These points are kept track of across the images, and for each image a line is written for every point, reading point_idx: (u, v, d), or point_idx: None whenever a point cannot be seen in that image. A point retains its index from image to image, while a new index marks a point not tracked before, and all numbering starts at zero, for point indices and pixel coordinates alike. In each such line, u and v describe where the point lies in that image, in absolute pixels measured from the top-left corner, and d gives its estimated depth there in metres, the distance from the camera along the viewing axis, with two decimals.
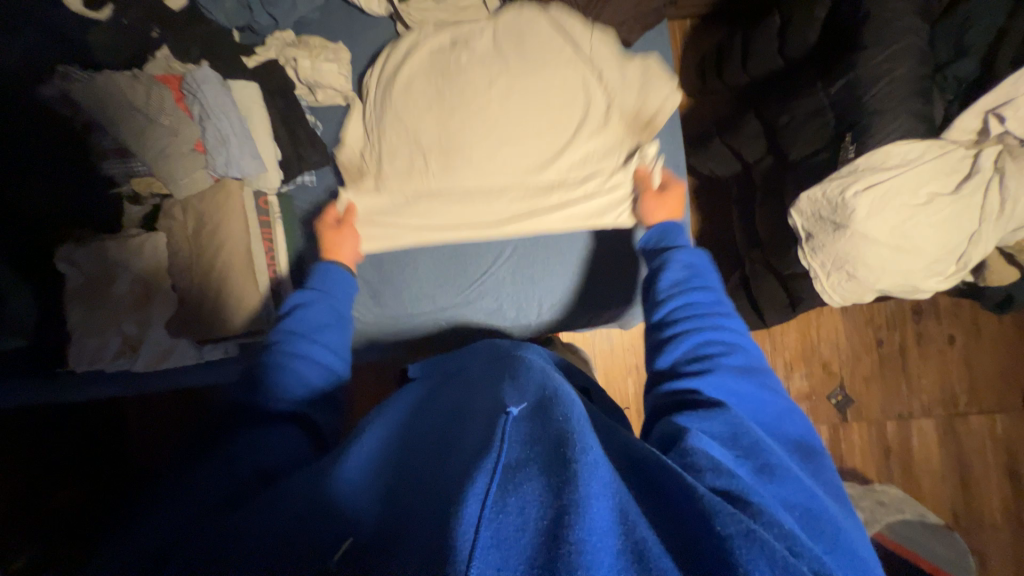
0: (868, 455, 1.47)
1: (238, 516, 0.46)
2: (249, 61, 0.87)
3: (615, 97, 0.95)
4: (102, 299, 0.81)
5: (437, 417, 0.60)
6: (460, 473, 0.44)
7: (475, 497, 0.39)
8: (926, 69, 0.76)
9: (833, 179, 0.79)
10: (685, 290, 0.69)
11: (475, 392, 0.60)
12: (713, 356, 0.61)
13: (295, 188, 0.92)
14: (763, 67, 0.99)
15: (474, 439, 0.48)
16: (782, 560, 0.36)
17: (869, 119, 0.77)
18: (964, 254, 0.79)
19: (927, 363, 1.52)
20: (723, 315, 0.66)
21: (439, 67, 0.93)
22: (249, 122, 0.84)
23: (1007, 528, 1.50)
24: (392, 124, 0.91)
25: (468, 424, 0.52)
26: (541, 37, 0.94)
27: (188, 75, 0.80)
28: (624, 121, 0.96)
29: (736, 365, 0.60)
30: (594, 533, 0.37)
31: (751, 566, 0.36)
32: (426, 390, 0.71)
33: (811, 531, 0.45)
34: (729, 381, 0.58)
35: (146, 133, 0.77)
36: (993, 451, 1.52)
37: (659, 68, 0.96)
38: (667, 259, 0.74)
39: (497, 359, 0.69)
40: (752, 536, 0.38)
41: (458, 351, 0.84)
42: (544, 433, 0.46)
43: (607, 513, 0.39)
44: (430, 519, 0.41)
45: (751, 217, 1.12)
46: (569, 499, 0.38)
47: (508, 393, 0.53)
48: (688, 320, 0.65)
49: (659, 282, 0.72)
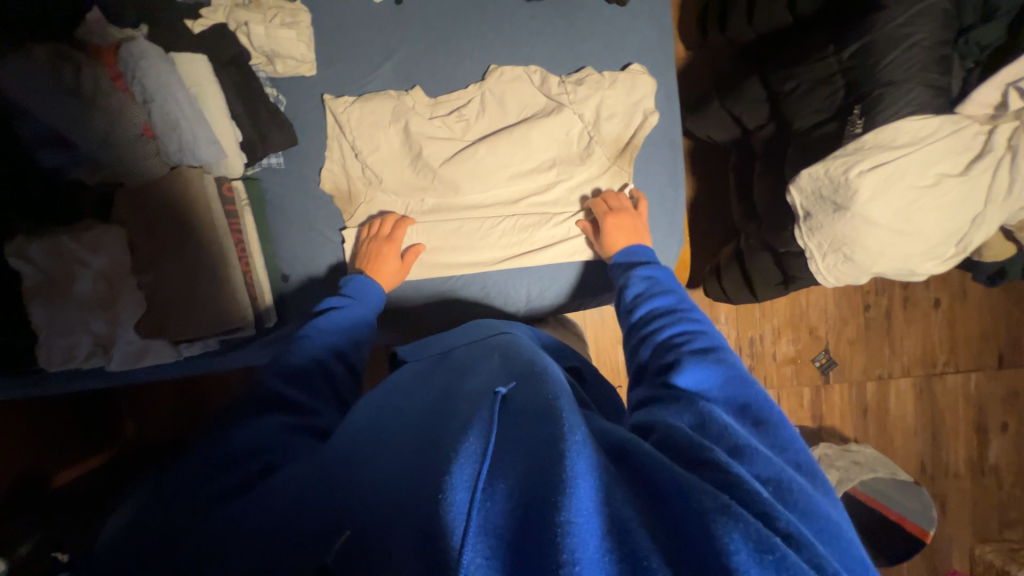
0: (846, 413, 1.53)
1: (225, 514, 0.43)
2: (195, 26, 0.77)
3: (598, 125, 0.91)
4: (64, 299, 0.75)
5: (419, 391, 0.58)
6: (439, 453, 0.42)
7: (463, 483, 0.38)
8: (947, 35, 0.71)
9: (837, 157, 0.75)
10: (647, 297, 0.69)
11: (462, 372, 0.58)
12: (676, 348, 0.58)
13: (262, 170, 0.86)
14: (769, 22, 0.89)
15: (463, 417, 0.46)
16: (759, 536, 0.34)
17: (881, 91, 0.72)
18: (965, 238, 0.78)
19: (911, 325, 1.54)
20: (688, 310, 0.64)
21: (413, 109, 0.88)
22: (201, 102, 0.76)
23: (969, 477, 1.58)
24: (375, 163, 0.88)
25: (454, 402, 0.50)
26: (521, 85, 0.90)
27: (125, 50, 0.70)
28: (605, 148, 0.92)
29: (703, 351, 0.56)
30: (580, 515, 0.35)
31: (728, 543, 0.34)
32: (414, 367, 0.68)
33: (799, 510, 0.39)
34: (693, 367, 0.53)
35: (83, 119, 0.69)
36: (965, 408, 1.57)
37: (644, 86, 0.90)
38: (629, 276, 0.75)
39: (481, 340, 0.68)
40: (729, 511, 0.35)
41: (446, 331, 0.81)
42: (536, 409, 0.44)
43: (590, 493, 0.36)
44: (412, 500, 0.39)
45: (747, 186, 1.07)
46: (559, 478, 0.37)
47: (499, 376, 0.52)
48: (651, 323, 0.64)
49: (630, 289, 0.73)
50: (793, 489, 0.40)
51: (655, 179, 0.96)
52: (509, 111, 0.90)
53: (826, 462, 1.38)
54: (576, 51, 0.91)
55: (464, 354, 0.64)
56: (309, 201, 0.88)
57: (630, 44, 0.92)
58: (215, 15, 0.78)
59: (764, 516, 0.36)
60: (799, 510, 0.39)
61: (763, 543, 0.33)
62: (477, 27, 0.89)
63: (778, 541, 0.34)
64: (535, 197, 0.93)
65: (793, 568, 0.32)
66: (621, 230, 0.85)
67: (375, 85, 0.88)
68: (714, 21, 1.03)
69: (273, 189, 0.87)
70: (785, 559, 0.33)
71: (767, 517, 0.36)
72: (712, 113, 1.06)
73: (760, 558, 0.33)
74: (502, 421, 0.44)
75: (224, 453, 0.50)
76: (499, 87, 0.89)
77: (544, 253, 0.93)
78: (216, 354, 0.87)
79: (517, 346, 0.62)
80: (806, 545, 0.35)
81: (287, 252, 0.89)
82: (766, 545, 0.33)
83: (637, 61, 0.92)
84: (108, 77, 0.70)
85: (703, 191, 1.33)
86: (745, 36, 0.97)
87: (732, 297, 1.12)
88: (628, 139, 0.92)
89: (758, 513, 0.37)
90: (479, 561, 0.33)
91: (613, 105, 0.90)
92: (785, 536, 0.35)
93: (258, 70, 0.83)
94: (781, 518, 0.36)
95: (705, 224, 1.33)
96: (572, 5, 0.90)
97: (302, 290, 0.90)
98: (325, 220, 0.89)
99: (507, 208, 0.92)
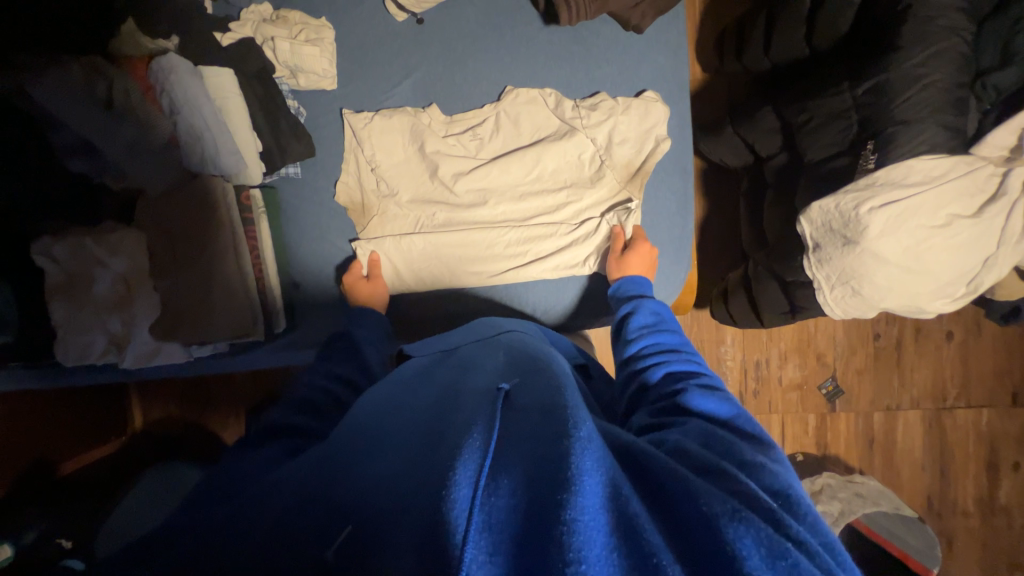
0: (851, 443, 1.50)
1: (223, 514, 0.44)
2: (224, 39, 0.81)
3: (608, 149, 0.92)
4: (84, 300, 0.79)
5: (424, 388, 0.59)
6: (445, 447, 0.43)
7: (467, 480, 0.39)
8: (963, 77, 0.71)
9: (848, 191, 0.75)
10: (653, 330, 0.70)
11: (467, 369, 0.59)
12: (681, 379, 0.59)
13: (280, 179, 0.90)
14: (787, 52, 0.89)
15: (466, 416, 0.47)
16: (770, 541, 0.34)
17: (895, 129, 0.72)
18: (976, 278, 0.78)
19: (922, 358, 1.51)
20: (692, 352, 0.66)
21: (429, 126, 0.90)
22: (227, 114, 0.78)
23: (977, 516, 1.54)
24: (390, 180, 0.90)
25: (458, 397, 0.52)
26: (535, 107, 0.91)
27: (155, 62, 0.73)
28: (615, 171, 0.92)
29: (710, 387, 0.57)
30: (587, 512, 0.35)
31: (741, 548, 0.33)
32: (419, 364, 0.68)
33: (806, 521, 0.39)
34: (702, 397, 0.54)
35: (111, 129, 0.71)
36: (975, 445, 1.54)
37: (658, 111, 0.91)
38: (637, 305, 0.76)
39: (484, 338, 0.70)
40: (738, 515, 0.36)
41: (459, 328, 0.82)
42: (544, 407, 0.46)
43: (597, 490, 0.37)
44: (423, 492, 0.40)
45: (757, 213, 1.07)
46: (562, 476, 0.38)
47: (502, 373, 0.55)
48: (655, 353, 0.66)
49: (629, 323, 0.74)
50: (802, 503, 0.41)
51: (664, 204, 0.96)
52: (523, 129, 0.92)
53: (828, 492, 1.35)
54: (590, 75, 0.93)
55: (470, 351, 0.65)
56: (324, 211, 0.91)
57: (645, 69, 0.93)
58: (242, 29, 0.81)
59: (776, 522, 0.36)
60: (808, 521, 0.39)
61: (774, 549, 0.34)
62: (495, 48, 0.91)
63: (788, 547, 0.34)
64: (542, 213, 0.93)
65: (805, 574, 0.32)
66: (643, 264, 0.87)
67: (394, 101, 0.90)
68: (732, 48, 1.03)
69: (289, 199, 0.90)
70: (796, 565, 0.33)
71: (779, 524, 0.36)
72: (726, 138, 1.06)
73: (772, 563, 0.33)
74: (509, 415, 0.46)
75: (247, 471, 0.52)
76: (515, 108, 0.91)
77: (547, 270, 0.92)
78: (227, 356, 0.89)
79: (524, 346, 0.63)
80: (815, 551, 0.35)
81: (299, 258, 0.91)
82: (777, 550, 0.33)
83: (652, 88, 0.94)
84: (139, 88, 0.74)
85: (714, 213, 1.33)
86: (762, 66, 0.98)
87: (738, 321, 1.12)
88: (639, 164, 0.92)
89: (769, 520, 0.37)
90: (482, 558, 0.33)
91: (624, 130, 0.91)
92: (796, 542, 0.35)
93: (281, 82, 0.86)
94: (792, 525, 0.36)
95: (714, 246, 1.33)
96: (589, 31, 0.92)
97: (311, 296, 0.92)
98: (337, 229, 0.91)
99: (516, 223, 0.92)
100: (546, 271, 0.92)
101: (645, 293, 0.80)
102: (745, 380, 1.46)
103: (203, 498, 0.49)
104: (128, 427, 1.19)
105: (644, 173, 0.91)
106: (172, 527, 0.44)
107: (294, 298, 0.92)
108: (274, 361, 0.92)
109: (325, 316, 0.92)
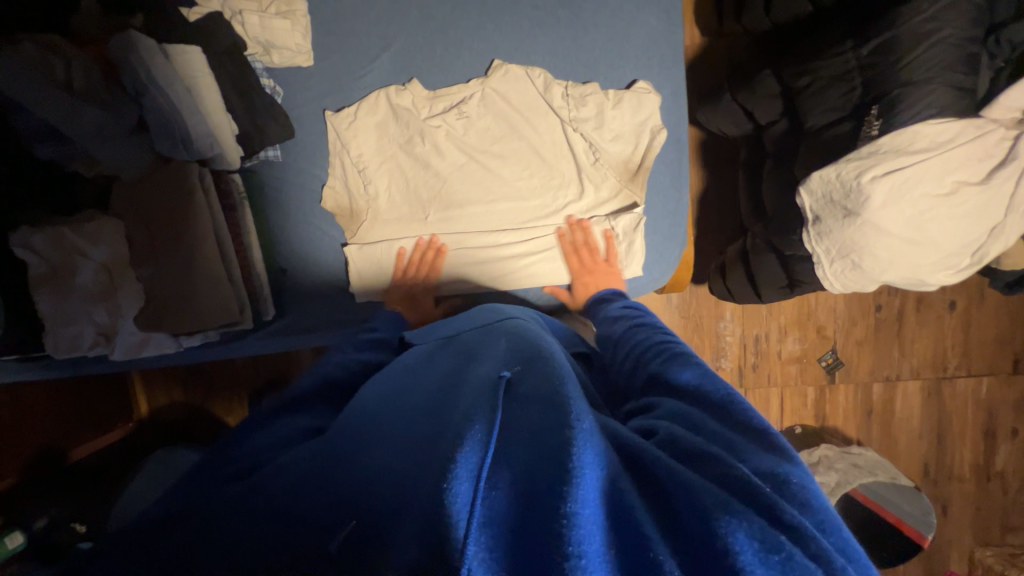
0: (850, 414, 1.51)
1: (221, 501, 0.43)
2: (190, 14, 0.77)
3: (601, 145, 0.89)
4: (67, 292, 0.78)
5: (423, 378, 0.58)
6: (446, 440, 0.42)
7: (467, 473, 0.37)
8: (975, 32, 0.67)
9: (850, 160, 0.72)
10: (627, 321, 0.73)
11: (469, 358, 0.58)
12: (656, 358, 0.59)
13: (261, 163, 0.87)
14: (789, 12, 0.84)
15: (467, 405, 0.45)
16: (764, 535, 0.33)
17: (901, 91, 0.69)
18: (981, 248, 0.75)
19: (924, 328, 1.49)
20: (665, 328, 0.67)
21: (413, 105, 0.86)
22: (199, 95, 0.75)
23: (973, 481, 1.55)
24: (377, 176, 0.88)
25: (457, 388, 0.50)
26: (524, 83, 0.88)
27: (114, 39, 0.70)
28: (614, 169, 0.91)
29: (681, 356, 0.57)
30: (587, 506, 0.34)
31: (733, 543, 0.32)
32: (420, 350, 0.68)
33: (798, 504, 0.37)
34: (676, 369, 0.55)
35: (74, 112, 0.68)
36: (973, 413, 1.54)
37: (651, 104, 0.88)
38: (609, 306, 0.80)
39: (484, 322, 0.69)
40: (730, 508, 0.34)
41: (458, 314, 0.80)
42: (543, 396, 0.44)
43: (596, 484, 0.36)
44: (423, 494, 0.38)
45: (757, 185, 1.04)
46: (563, 467, 0.36)
47: (505, 360, 0.52)
48: (632, 338, 0.67)
49: (605, 325, 0.76)
50: (794, 483, 0.39)
51: (658, 179, 0.93)
52: (514, 105, 0.88)
53: (826, 464, 1.36)
54: (579, 40, 0.88)
55: (472, 339, 0.63)
56: (306, 196, 0.88)
57: (637, 34, 0.88)
58: (208, 3, 0.77)
59: (769, 510, 0.35)
60: (801, 504, 0.37)
61: (768, 543, 0.32)
62: (477, 18, 0.86)
63: (782, 540, 0.33)
64: (546, 217, 0.92)
65: (798, 567, 0.31)
66: (597, 275, 0.89)
67: (373, 77, 0.86)
68: (731, 10, 0.97)
69: (271, 183, 0.88)
70: (790, 559, 0.32)
71: (772, 511, 0.35)
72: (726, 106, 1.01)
73: (765, 557, 0.32)
74: (510, 408, 0.44)
75: (232, 457, 0.51)
76: (506, 84, 0.87)
77: (544, 265, 0.91)
78: (217, 345, 0.89)
79: (525, 331, 0.60)
80: (810, 538, 0.33)
81: (285, 246, 0.90)
82: (771, 544, 0.32)
83: (642, 76, 0.90)
84: (99, 70, 0.71)
85: (713, 186, 1.29)
86: (763, 27, 0.93)
87: (736, 297, 1.09)
88: (638, 161, 0.91)
89: (764, 509, 0.35)
90: (482, 555, 0.32)
91: (618, 126, 0.88)
92: (790, 530, 0.34)
93: (255, 60, 0.82)
94: (787, 510, 0.35)
95: (713, 220, 1.30)
96: None
97: (300, 283, 0.91)
98: (322, 214, 0.89)
99: (510, 226, 0.91)
100: (537, 258, 0.91)
101: (617, 293, 0.83)
102: (745, 355, 1.45)
103: (188, 486, 0.48)
104: (135, 412, 1.18)
105: (646, 170, 0.90)
106: (164, 511, 0.45)
107: (283, 286, 0.91)
108: (266, 349, 0.92)
109: (315, 300, 0.91)
